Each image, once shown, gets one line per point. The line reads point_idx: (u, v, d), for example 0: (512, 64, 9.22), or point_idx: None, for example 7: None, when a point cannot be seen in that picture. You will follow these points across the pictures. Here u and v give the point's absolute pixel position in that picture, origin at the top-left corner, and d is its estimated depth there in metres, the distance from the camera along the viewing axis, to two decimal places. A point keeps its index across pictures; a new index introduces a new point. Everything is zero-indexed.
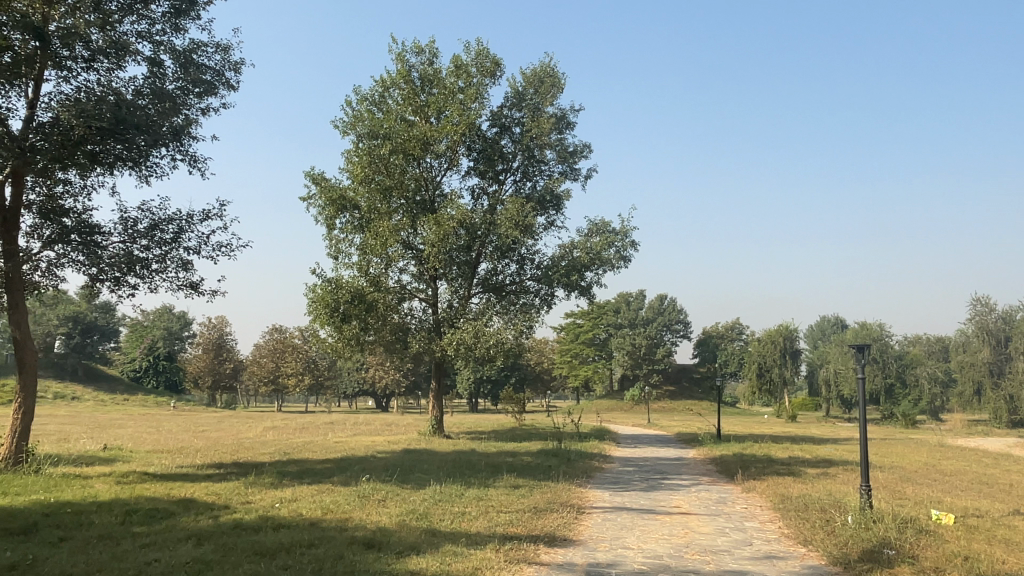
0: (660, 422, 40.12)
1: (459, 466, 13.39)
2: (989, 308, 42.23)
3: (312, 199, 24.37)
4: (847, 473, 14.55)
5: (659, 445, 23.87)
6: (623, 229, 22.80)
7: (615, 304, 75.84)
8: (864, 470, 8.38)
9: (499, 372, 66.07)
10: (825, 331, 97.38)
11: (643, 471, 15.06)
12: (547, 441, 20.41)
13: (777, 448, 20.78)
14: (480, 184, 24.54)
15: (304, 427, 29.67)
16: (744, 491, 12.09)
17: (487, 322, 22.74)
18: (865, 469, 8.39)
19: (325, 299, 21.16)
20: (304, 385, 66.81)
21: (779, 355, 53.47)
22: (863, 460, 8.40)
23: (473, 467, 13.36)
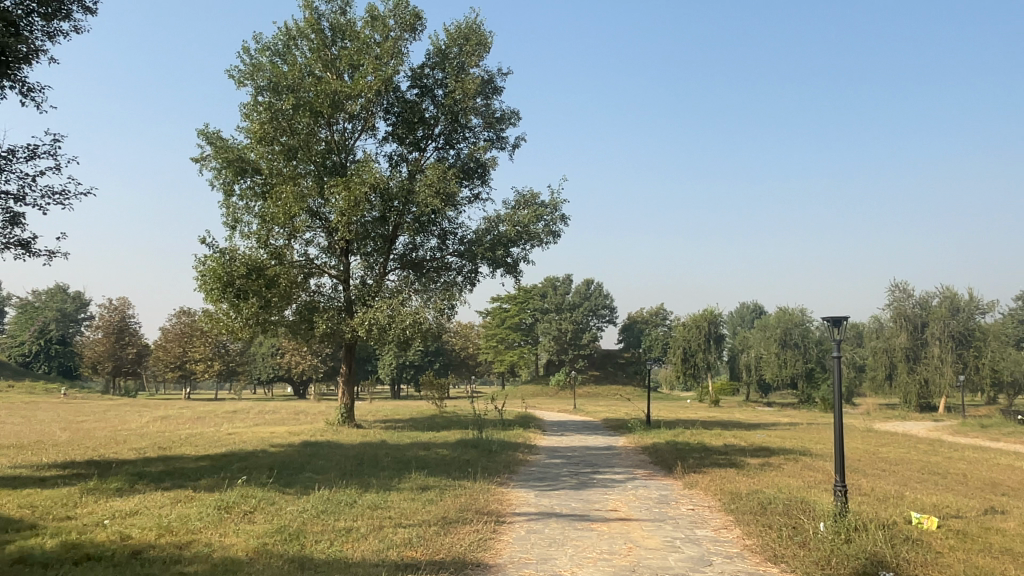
0: (587, 407, 39.11)
1: (360, 463, 11.50)
2: (907, 294, 42.81)
3: (206, 161, 21.72)
4: (790, 463, 13.40)
5: (587, 433, 22.53)
6: (553, 202, 21.13)
7: (542, 289, 74.34)
8: (837, 465, 6.98)
9: (422, 357, 64.01)
10: (743, 317, 99.46)
11: (573, 464, 13.50)
12: (467, 430, 18.73)
13: (710, 435, 19.72)
14: (398, 150, 22.48)
15: (203, 417, 27.03)
16: (686, 488, 10.62)
17: (404, 300, 20.73)
18: (839, 464, 6.98)
19: (217, 271, 18.64)
20: (214, 372, 62.91)
21: (704, 339, 53.52)
22: (837, 455, 6.99)
23: (375, 463, 11.48)
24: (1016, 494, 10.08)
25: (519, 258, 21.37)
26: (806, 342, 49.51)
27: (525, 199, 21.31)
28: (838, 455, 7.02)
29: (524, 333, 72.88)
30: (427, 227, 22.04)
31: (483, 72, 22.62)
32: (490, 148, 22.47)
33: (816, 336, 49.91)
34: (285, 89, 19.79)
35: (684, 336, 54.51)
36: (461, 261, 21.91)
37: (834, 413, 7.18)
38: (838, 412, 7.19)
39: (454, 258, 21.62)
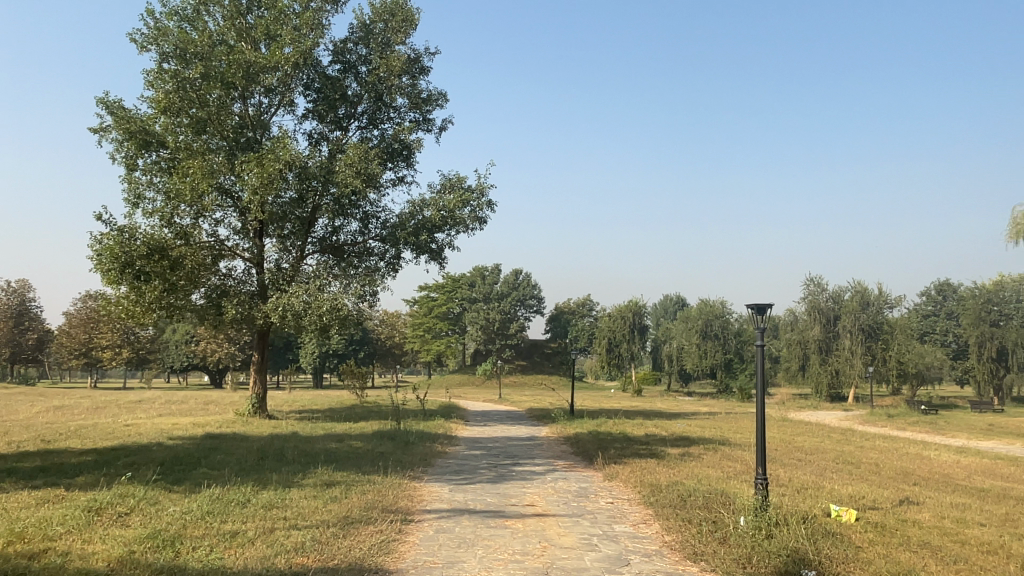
0: (512, 397, 38.89)
1: (263, 457, 10.73)
2: (821, 288, 44.39)
3: (106, 132, 20.15)
4: (709, 452, 13.38)
5: (510, 423, 22.18)
6: (480, 186, 20.52)
7: (470, 278, 73.97)
8: (759, 459, 6.76)
9: (347, 346, 62.50)
10: (667, 309, 101.61)
11: (493, 455, 13.03)
12: (385, 420, 18.05)
13: (632, 424, 19.70)
14: (318, 128, 21.44)
15: (102, 407, 25.29)
16: (606, 480, 10.31)
17: (322, 284, 19.76)
18: (761, 457, 6.76)
19: (114, 250, 17.23)
20: (122, 359, 59.59)
21: (628, 330, 54.24)
22: (761, 449, 6.76)
23: (280, 458, 10.73)
24: (925, 483, 10.22)
25: (444, 244, 20.71)
26: (726, 333, 50.74)
27: (451, 184, 20.58)
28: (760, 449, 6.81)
29: (452, 322, 71.97)
30: (347, 209, 21.10)
31: (409, 49, 21.81)
32: (415, 130, 21.68)
33: (735, 328, 51.27)
34: (194, 56, 18.49)
35: (609, 326, 55.07)
36: (384, 246, 21.08)
37: (756, 406, 6.94)
38: (760, 406, 6.95)
39: (376, 242, 20.78)
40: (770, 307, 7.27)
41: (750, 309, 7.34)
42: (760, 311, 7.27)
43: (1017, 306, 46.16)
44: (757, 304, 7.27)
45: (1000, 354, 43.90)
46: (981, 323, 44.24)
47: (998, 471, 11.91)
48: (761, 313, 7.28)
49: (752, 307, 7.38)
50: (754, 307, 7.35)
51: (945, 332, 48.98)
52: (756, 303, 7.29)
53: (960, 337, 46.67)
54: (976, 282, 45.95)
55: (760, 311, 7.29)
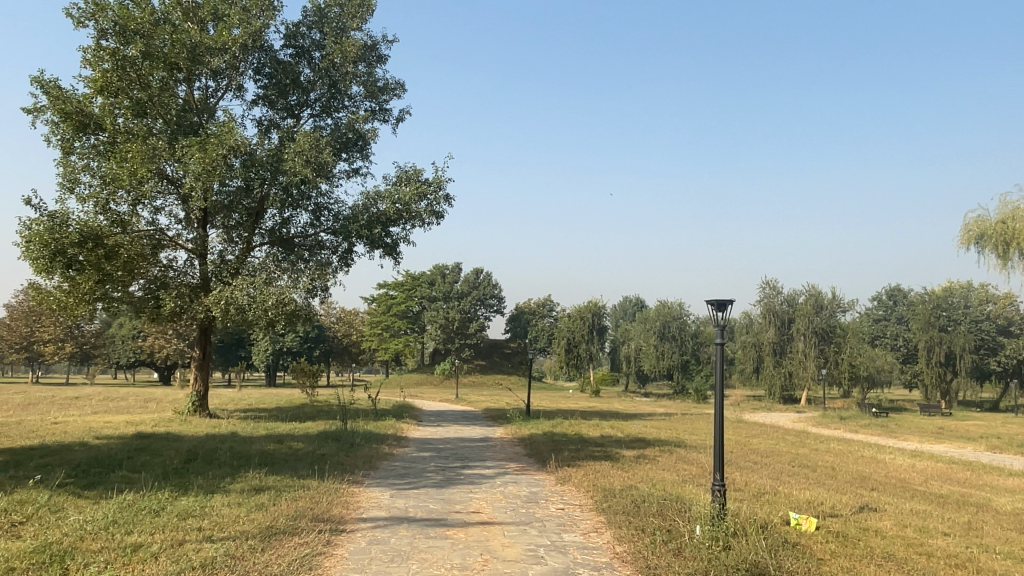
0: (469, 397, 38.30)
1: (191, 460, 10.00)
2: (777, 290, 44.78)
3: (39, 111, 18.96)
4: (665, 455, 13.04)
5: (464, 423, 21.62)
6: (436, 179, 19.90)
7: (430, 276, 73.18)
8: (717, 464, 6.35)
9: (301, 343, 61.08)
10: (626, 311, 102.09)
11: (442, 457, 12.47)
12: (332, 420, 17.30)
13: (587, 425, 19.30)
14: (267, 115, 20.61)
15: (34, 403, 23.98)
16: (558, 484, 9.84)
17: (268, 277, 18.93)
18: (719, 462, 6.35)
19: (42, 236, 16.11)
20: (65, 354, 57.25)
21: (586, 330, 54.12)
22: (719, 453, 6.36)
23: (210, 461, 10.01)
24: (883, 488, 10.00)
25: (398, 238, 20.05)
26: (683, 335, 50.92)
27: (407, 176, 19.89)
28: (718, 453, 6.40)
29: (410, 320, 70.95)
30: (298, 200, 20.29)
31: (365, 36, 21.11)
32: (371, 120, 21.00)
33: (692, 329, 51.51)
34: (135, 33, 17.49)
35: (568, 326, 54.85)
36: (336, 239, 20.34)
37: (715, 408, 6.51)
38: (718, 408, 6.53)
39: (328, 234, 20.02)
40: (732, 303, 6.78)
41: (710, 304, 6.85)
42: (720, 308, 6.79)
43: (965, 312, 47.26)
44: (717, 300, 6.78)
45: (947, 358, 44.89)
46: (930, 328, 45.24)
47: (953, 475, 11.80)
48: (722, 309, 6.79)
49: (712, 303, 6.88)
50: (714, 303, 6.86)
51: (896, 336, 49.91)
52: (716, 299, 6.80)
53: (910, 341, 47.61)
54: (925, 289, 46.90)
55: (721, 306, 6.81)
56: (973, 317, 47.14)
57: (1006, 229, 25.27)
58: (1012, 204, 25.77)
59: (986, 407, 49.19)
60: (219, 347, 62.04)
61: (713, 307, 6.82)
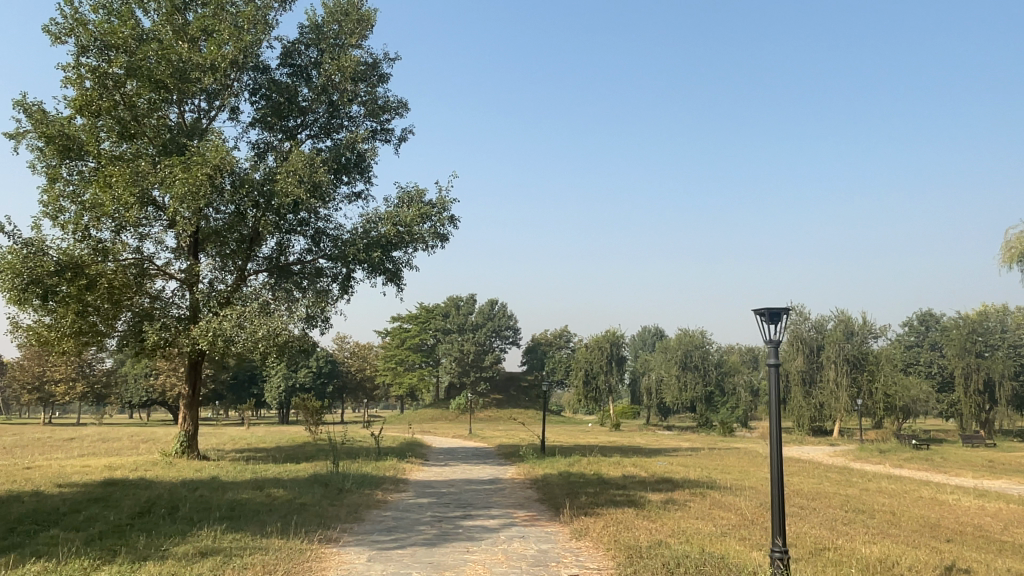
0: (483, 433, 36.63)
1: (145, 512, 8.63)
2: (804, 317, 42.94)
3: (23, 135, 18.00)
4: (697, 499, 11.42)
5: (473, 461, 20.05)
6: (440, 200, 18.65)
7: (444, 308, 71.71)
8: (778, 526, 4.94)
9: (314, 379, 60.04)
10: (645, 341, 99.93)
11: (443, 505, 10.95)
12: (328, 461, 15.83)
13: (608, 464, 17.65)
14: (263, 138, 19.60)
15: (24, 445, 22.78)
16: (574, 539, 8.30)
17: (262, 307, 17.70)
18: (780, 523, 4.95)
19: (14, 265, 14.96)
20: (75, 394, 56.35)
21: (605, 361, 52.37)
22: (777, 512, 4.98)
23: (167, 514, 8.61)
24: (960, 538, 8.39)
25: (400, 263, 18.77)
26: (705, 364, 48.97)
27: (409, 197, 18.64)
28: (777, 513, 4.99)
29: (425, 353, 69.48)
30: (295, 225, 19.13)
31: (365, 54, 20.15)
32: (372, 140, 19.91)
33: (715, 358, 49.54)
34: (119, 50, 16.66)
35: (585, 357, 53.19)
36: (335, 266, 19.08)
37: (771, 455, 5.12)
38: (776, 454, 5.13)
39: (326, 260, 18.78)
40: (789, 311, 5.31)
41: (761, 315, 5.39)
42: (774, 318, 5.33)
43: (1002, 337, 45.07)
44: (769, 309, 5.32)
45: (986, 386, 42.59)
46: (966, 354, 43.05)
47: None
48: (776, 320, 5.33)
49: (762, 313, 5.42)
50: (766, 312, 5.39)
51: (930, 363, 47.67)
52: (768, 307, 5.34)
53: (945, 368, 45.36)
54: (959, 312, 44.79)
55: (774, 317, 5.34)
56: (1010, 341, 44.89)
57: None
58: None
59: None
60: (231, 384, 61.01)
61: (765, 318, 5.35)
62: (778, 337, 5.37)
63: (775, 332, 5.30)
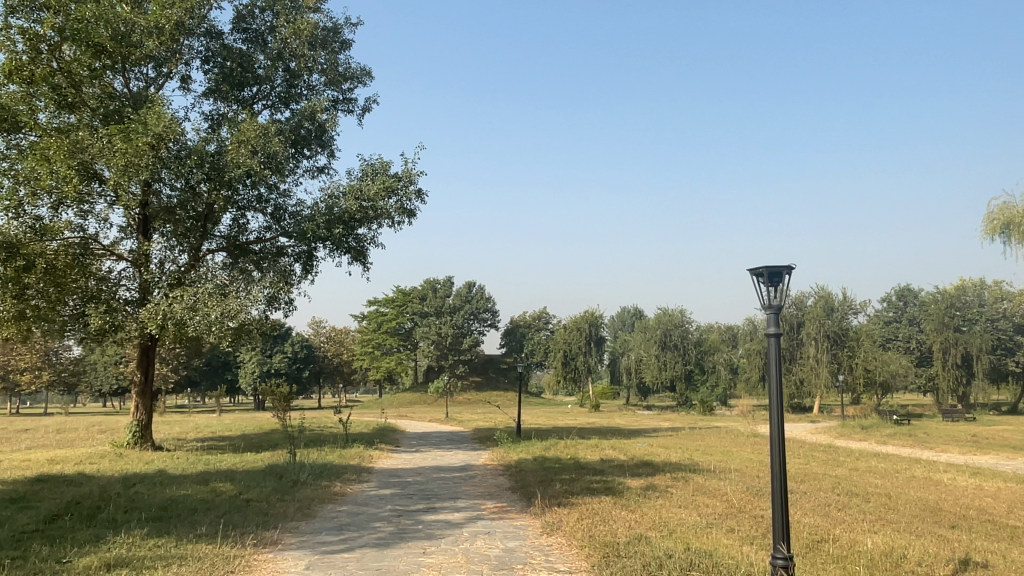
0: (461, 417, 35.80)
1: (66, 515, 7.71)
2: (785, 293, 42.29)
3: None
4: (680, 485, 10.67)
5: (446, 447, 19.23)
6: (406, 173, 17.58)
7: (422, 290, 69.67)
8: (780, 525, 4.22)
9: (288, 364, 59.06)
10: (624, 321, 99.68)
11: (406, 496, 10.08)
12: (289, 451, 14.88)
13: (586, 447, 16.91)
14: (216, 108, 18.37)
15: None
16: (545, 534, 7.49)
17: (217, 288, 16.64)
18: (783, 523, 4.24)
19: None
20: (41, 383, 54.13)
21: (584, 342, 51.73)
22: (781, 510, 4.24)
23: (90, 517, 7.67)
24: (965, 523, 7.73)
25: (365, 241, 17.73)
26: (685, 343, 48.44)
27: (374, 169, 17.54)
28: (780, 514, 4.28)
29: (402, 337, 68.43)
30: (253, 201, 17.97)
31: (324, 18, 18.97)
32: (334, 111, 18.78)
33: (694, 337, 49.03)
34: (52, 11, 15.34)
35: (564, 338, 52.54)
36: (297, 243, 18.02)
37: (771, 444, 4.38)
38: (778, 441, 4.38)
39: (286, 238, 17.70)
40: (791, 270, 4.46)
41: (757, 276, 4.55)
42: (773, 279, 4.49)
43: (980, 311, 45.07)
44: (768, 267, 4.46)
45: (963, 360, 42.65)
46: (944, 328, 43.03)
47: None
48: (776, 281, 4.49)
49: (757, 273, 4.59)
50: (763, 273, 4.55)
51: (908, 338, 47.61)
52: (765, 266, 4.48)
53: (924, 344, 45.39)
54: (937, 287, 44.69)
55: (774, 278, 4.50)
56: (988, 316, 44.86)
57: None
58: None
59: (1004, 410, 46.93)
60: (204, 370, 59.63)
61: (762, 279, 4.51)
62: (777, 302, 4.54)
63: (775, 295, 4.46)
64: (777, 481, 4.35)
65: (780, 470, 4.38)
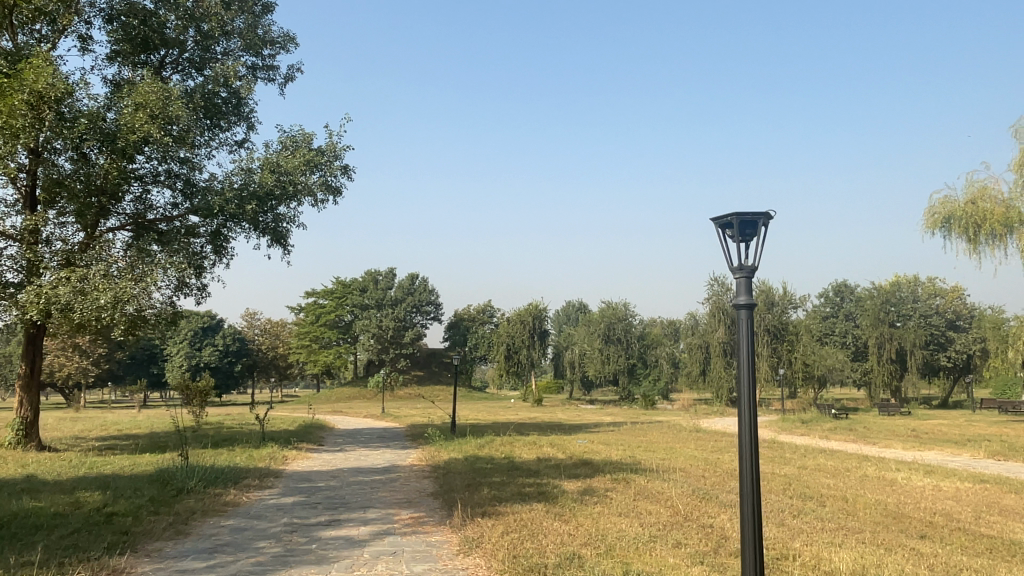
0: (398, 412, 34.31)
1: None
2: (727, 288, 42.05)
3: None
4: (622, 488, 9.63)
5: (375, 445, 17.86)
6: (331, 147, 16.15)
7: (362, 283, 67.67)
8: (754, 558, 3.59)
9: (220, 358, 56.81)
10: (569, 316, 99.48)
11: (309, 506, 8.73)
12: (193, 451, 13.30)
13: (523, 444, 15.78)
14: (117, 70, 16.44)
15: None
16: (463, 554, 6.31)
17: (111, 268, 14.85)
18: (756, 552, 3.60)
19: None
20: None
21: (527, 335, 50.78)
22: (753, 542, 3.58)
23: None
24: (935, 533, 6.92)
25: (285, 220, 16.20)
26: (630, 337, 47.91)
27: (295, 142, 16.02)
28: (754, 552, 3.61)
29: (341, 331, 66.28)
30: (157, 175, 16.23)
31: None
32: (253, 79, 17.22)
33: (638, 330, 48.63)
34: None
35: (507, 331, 51.46)
36: (208, 221, 16.37)
37: (743, 458, 3.62)
38: (752, 453, 3.60)
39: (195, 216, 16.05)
40: (768, 218, 3.37)
41: (723, 226, 3.46)
42: (744, 231, 3.40)
43: (915, 307, 45.80)
44: (739, 215, 3.35)
45: (898, 355, 43.39)
46: (880, 324, 43.67)
47: (1001, 501, 8.79)
48: (749, 231, 3.41)
49: (725, 221, 3.52)
50: (733, 221, 3.46)
51: (845, 334, 48.15)
52: (735, 212, 3.38)
53: (860, 339, 45.97)
54: (874, 283, 45.26)
55: (745, 228, 3.42)
56: (922, 312, 45.64)
57: (977, 211, 21.55)
58: (981, 182, 22.20)
59: (934, 404, 47.97)
60: (128, 364, 56.47)
61: (730, 229, 3.42)
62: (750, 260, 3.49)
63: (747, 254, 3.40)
64: (750, 507, 3.66)
65: (752, 484, 3.68)
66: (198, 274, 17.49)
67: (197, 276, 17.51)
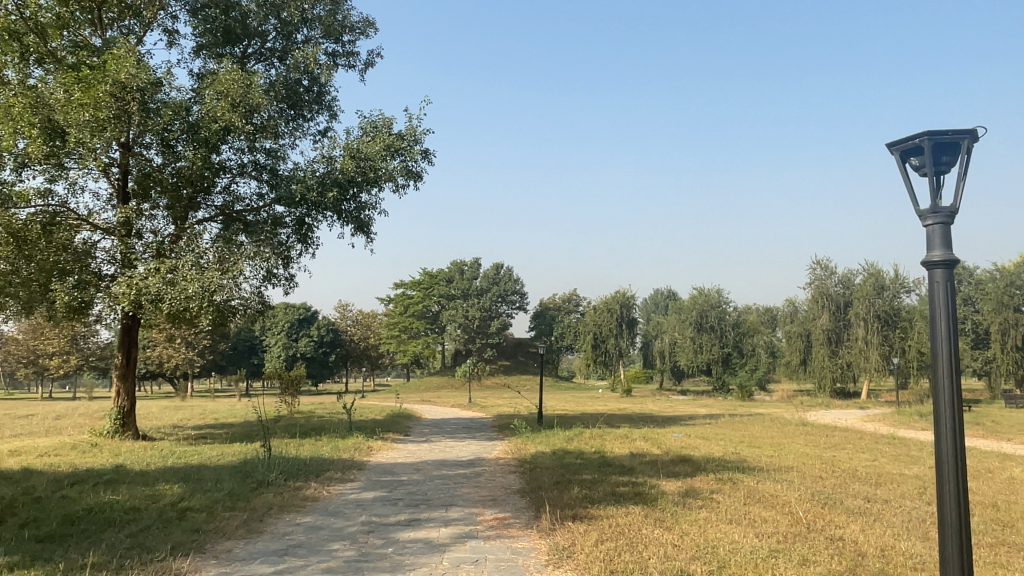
0: (484, 402, 33.98)
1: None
2: (830, 272, 39.57)
3: None
4: (727, 489, 8.68)
5: (461, 436, 17.44)
6: (411, 131, 15.72)
7: (448, 273, 68.10)
8: (956, 546, 3.01)
9: (315, 348, 58.78)
10: (658, 303, 97.10)
11: (389, 502, 8.26)
12: (278, 441, 13.20)
13: (614, 437, 14.93)
14: (204, 63, 16.60)
15: None
16: (553, 563, 5.65)
17: (199, 259, 15.00)
18: (959, 544, 3.01)
19: None
20: (71, 367, 52.76)
21: (615, 324, 49.55)
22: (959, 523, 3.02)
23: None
24: None
25: (367, 207, 15.95)
26: (723, 325, 46.00)
27: (376, 127, 15.69)
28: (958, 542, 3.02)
29: (429, 321, 66.72)
30: (243, 166, 16.32)
31: None
32: (333, 65, 17.03)
33: (733, 318, 46.55)
34: None
35: (594, 320, 50.38)
36: (292, 211, 16.33)
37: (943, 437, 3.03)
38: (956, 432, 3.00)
39: (279, 205, 16.03)
40: (969, 142, 3.14)
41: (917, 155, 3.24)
42: (942, 156, 3.16)
43: None
44: (938, 134, 3.14)
45: None
46: (1004, 308, 40.01)
47: None
48: (951, 157, 3.15)
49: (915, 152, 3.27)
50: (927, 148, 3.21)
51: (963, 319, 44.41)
52: (932, 132, 3.16)
53: (981, 325, 42.26)
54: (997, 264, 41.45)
55: (942, 155, 3.17)
56: None
57: None
58: None
59: None
60: (231, 355, 59.12)
61: (926, 156, 3.18)
62: (951, 192, 3.20)
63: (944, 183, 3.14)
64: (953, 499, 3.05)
65: (953, 467, 3.06)
66: (285, 265, 17.58)
67: (284, 267, 17.59)
